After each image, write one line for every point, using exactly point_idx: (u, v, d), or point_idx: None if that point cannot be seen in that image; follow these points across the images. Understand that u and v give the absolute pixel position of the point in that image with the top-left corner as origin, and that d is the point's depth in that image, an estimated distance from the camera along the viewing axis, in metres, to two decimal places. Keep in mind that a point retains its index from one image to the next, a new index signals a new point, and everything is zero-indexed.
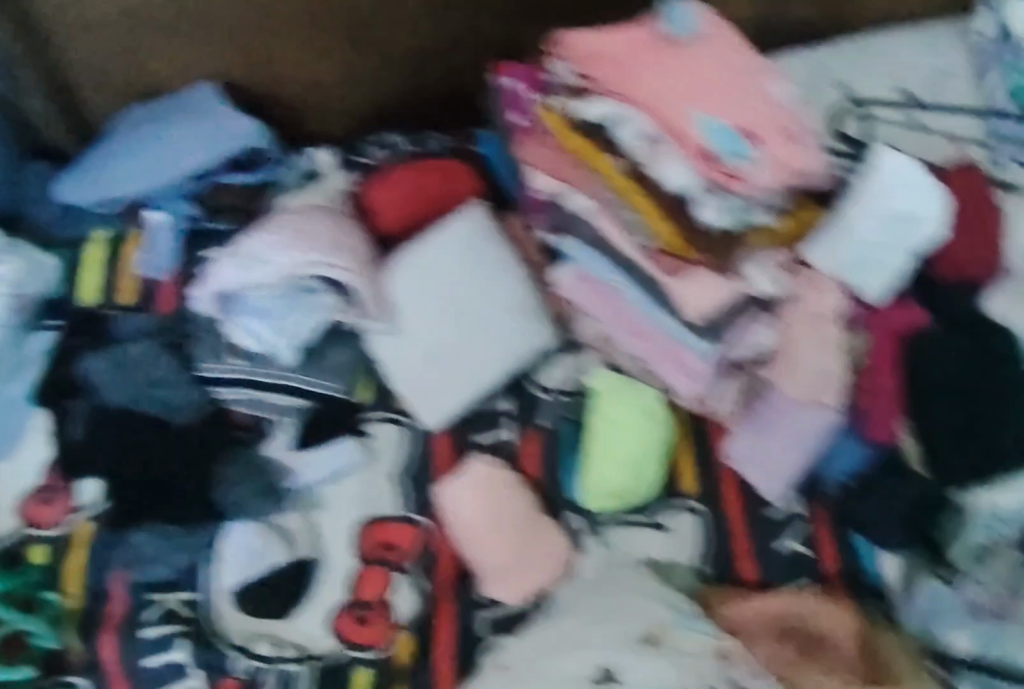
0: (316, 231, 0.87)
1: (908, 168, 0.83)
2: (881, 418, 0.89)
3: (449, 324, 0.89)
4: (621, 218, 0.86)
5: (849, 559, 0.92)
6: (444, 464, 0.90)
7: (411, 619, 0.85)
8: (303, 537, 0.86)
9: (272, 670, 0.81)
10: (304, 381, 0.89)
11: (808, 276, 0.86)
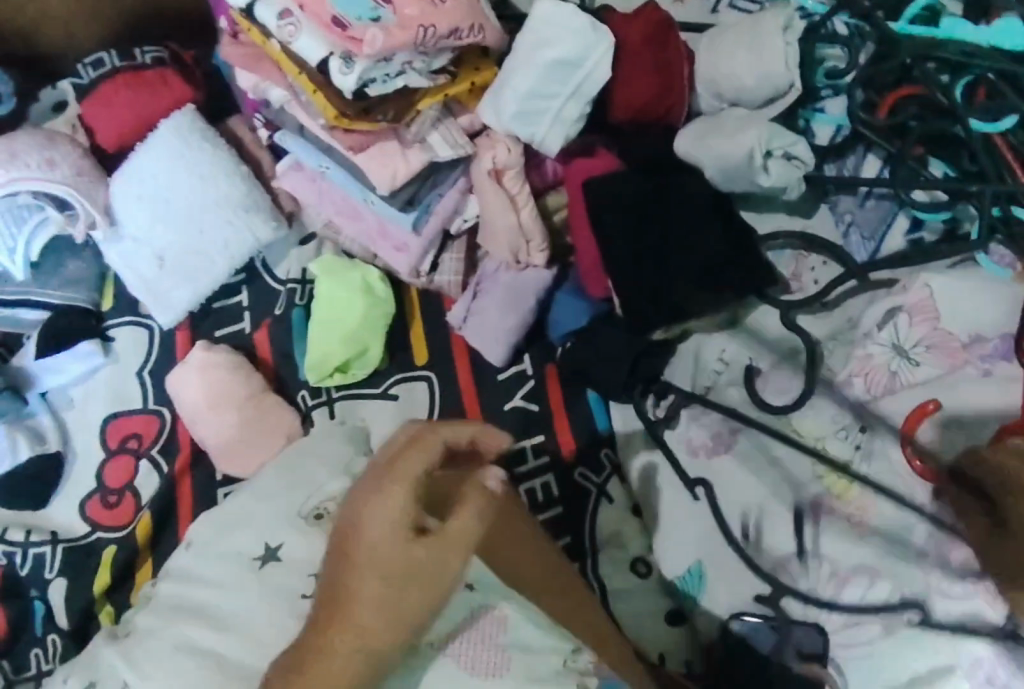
0: (26, 149, 0.91)
1: (563, 12, 0.84)
2: (590, 269, 0.92)
3: (171, 221, 0.94)
4: (304, 102, 0.89)
5: (581, 413, 0.95)
6: (181, 352, 0.95)
7: (151, 501, 0.90)
8: (52, 433, 0.92)
9: (23, 553, 0.89)
10: (41, 294, 0.94)
11: (485, 138, 0.89)
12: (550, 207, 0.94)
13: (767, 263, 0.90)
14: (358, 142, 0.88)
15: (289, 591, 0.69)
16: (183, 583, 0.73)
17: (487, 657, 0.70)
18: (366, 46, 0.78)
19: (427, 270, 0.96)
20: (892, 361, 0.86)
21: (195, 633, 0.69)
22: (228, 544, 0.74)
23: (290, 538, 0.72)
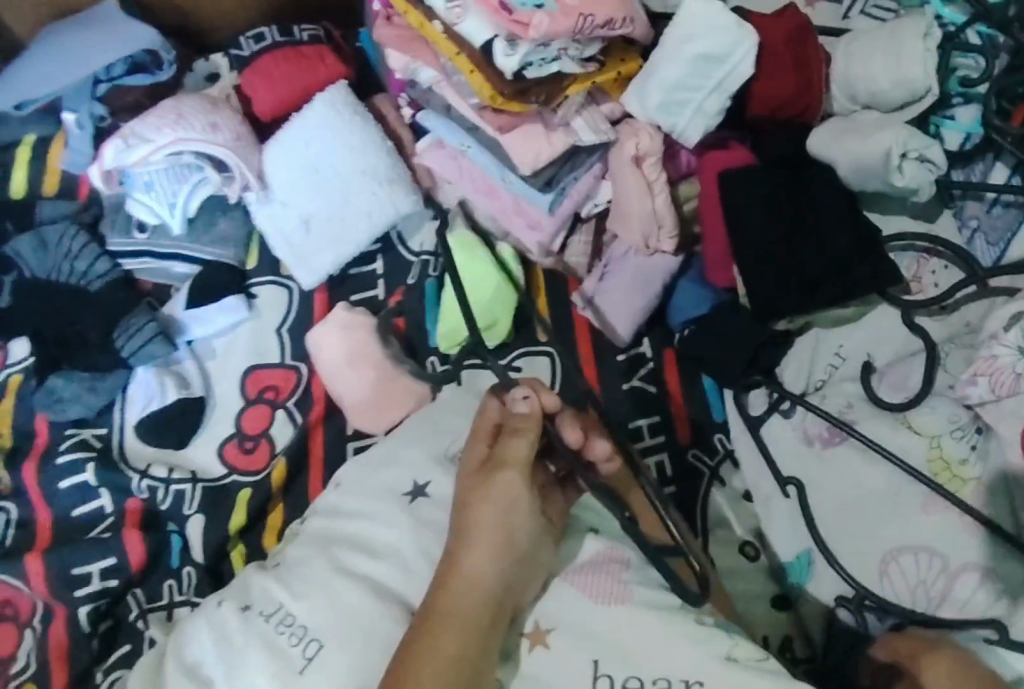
0: (193, 112, 0.98)
1: (712, 8, 0.88)
2: (717, 258, 0.95)
3: (320, 188, 1.00)
4: (457, 82, 0.94)
5: (697, 399, 0.99)
6: (319, 312, 1.01)
7: (286, 447, 0.95)
8: (197, 378, 0.98)
9: (165, 488, 0.94)
10: (194, 250, 1.00)
11: (627, 125, 0.93)
12: (682, 196, 0.98)
13: (892, 263, 0.91)
14: (507, 122, 0.93)
15: (439, 524, 0.78)
16: (337, 517, 0.80)
17: (612, 589, 0.74)
18: (532, 30, 0.83)
19: (556, 249, 1.01)
20: (1017, 363, 0.81)
21: (353, 560, 0.76)
22: (382, 479, 0.81)
23: (437, 477, 0.80)
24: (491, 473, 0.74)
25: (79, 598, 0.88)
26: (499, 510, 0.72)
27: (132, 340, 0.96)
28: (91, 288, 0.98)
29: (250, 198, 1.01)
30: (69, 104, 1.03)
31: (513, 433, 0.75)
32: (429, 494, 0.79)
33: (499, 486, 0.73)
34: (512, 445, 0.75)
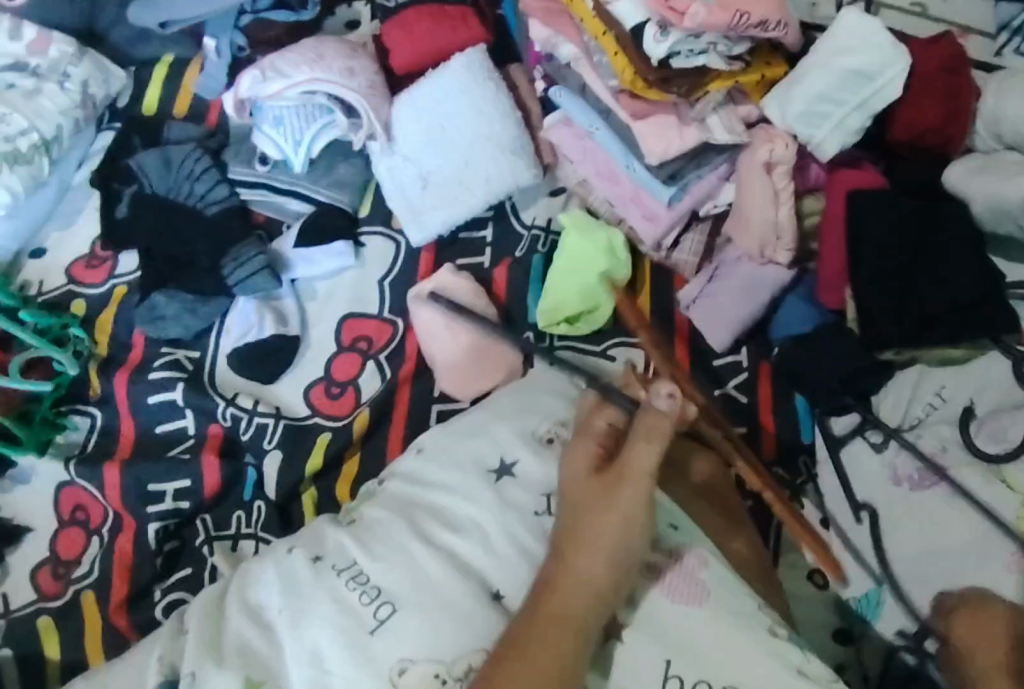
0: (331, 55, 0.99)
1: (865, 24, 0.86)
2: (829, 281, 0.94)
3: (443, 146, 1.00)
4: (597, 62, 0.94)
5: (786, 417, 0.97)
6: (423, 270, 1.00)
7: (371, 399, 0.94)
8: (295, 317, 0.98)
9: (247, 419, 0.93)
10: (312, 189, 1.01)
11: (762, 131, 0.91)
12: (805, 210, 0.96)
13: (1012, 312, 0.88)
14: (642, 109, 0.92)
15: (525, 506, 0.75)
16: (419, 484, 0.79)
17: (689, 589, 0.73)
18: (687, 19, 0.82)
19: (667, 246, 1.01)
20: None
21: (434, 528, 0.75)
22: (471, 447, 0.80)
23: (525, 456, 0.78)
24: (615, 489, 0.68)
25: (151, 514, 0.89)
26: (624, 512, 0.67)
27: (239, 270, 0.96)
28: (206, 211, 1.00)
29: (373, 148, 1.01)
30: (211, 31, 1.07)
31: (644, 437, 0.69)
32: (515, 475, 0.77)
33: (626, 498, 0.67)
34: (641, 454, 0.68)
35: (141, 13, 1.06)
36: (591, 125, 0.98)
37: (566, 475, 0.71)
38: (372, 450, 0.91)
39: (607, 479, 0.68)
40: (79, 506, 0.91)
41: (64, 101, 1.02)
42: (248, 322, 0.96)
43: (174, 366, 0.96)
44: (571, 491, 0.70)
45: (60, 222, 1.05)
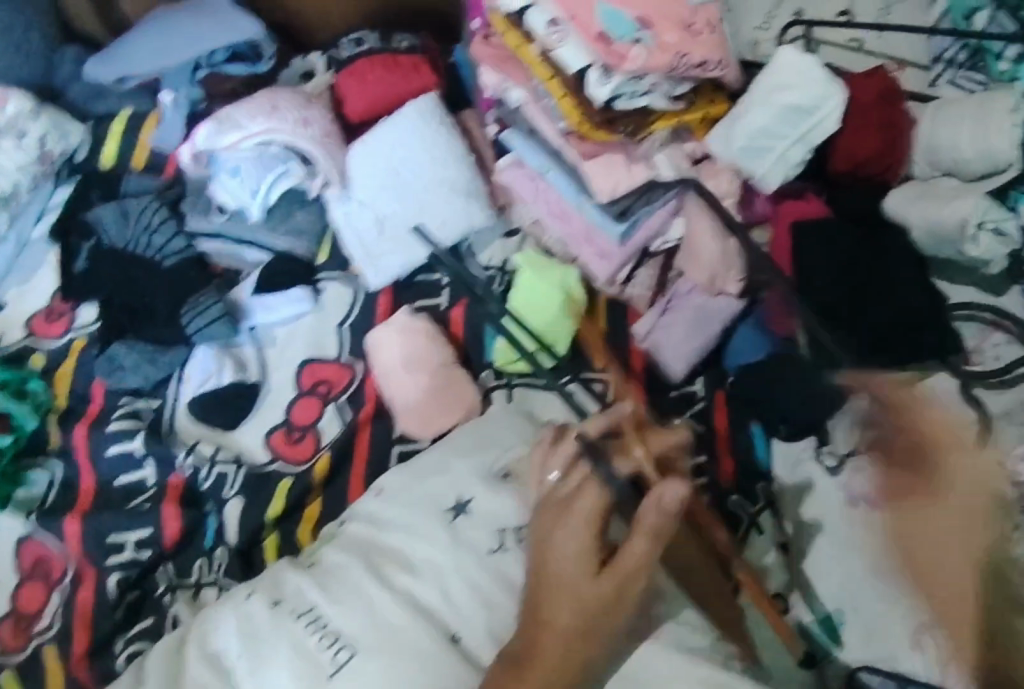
0: (286, 105, 1.01)
1: (802, 60, 0.89)
2: (780, 309, 0.96)
3: (398, 191, 1.01)
4: (546, 105, 0.96)
5: (743, 445, 0.99)
6: (382, 313, 1.01)
7: (331, 443, 0.94)
8: (254, 364, 0.99)
9: (208, 467, 0.93)
10: (269, 237, 1.03)
11: (708, 165, 0.94)
12: (755, 241, 0.98)
13: (954, 335, 0.90)
14: (591, 149, 0.94)
15: (480, 546, 0.75)
16: (376, 527, 0.79)
17: (645, 624, 0.73)
18: (627, 61, 0.84)
19: (622, 281, 1.02)
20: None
21: (391, 571, 0.75)
22: (429, 487, 0.80)
23: (481, 495, 0.78)
24: (619, 596, 0.62)
25: (110, 565, 0.88)
26: (626, 610, 0.63)
27: (197, 317, 0.98)
28: (164, 262, 1.01)
29: (330, 194, 1.02)
30: (169, 84, 1.10)
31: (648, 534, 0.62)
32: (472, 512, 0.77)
33: (628, 599, 0.63)
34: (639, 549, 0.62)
35: (102, 69, 1.09)
36: (545, 165, 1.00)
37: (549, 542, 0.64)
38: (333, 494, 0.92)
39: (612, 586, 0.62)
40: (38, 561, 0.89)
41: (21, 157, 1.04)
42: (207, 370, 0.97)
43: (133, 416, 0.96)
44: (551, 564, 0.63)
45: (18, 276, 1.05)
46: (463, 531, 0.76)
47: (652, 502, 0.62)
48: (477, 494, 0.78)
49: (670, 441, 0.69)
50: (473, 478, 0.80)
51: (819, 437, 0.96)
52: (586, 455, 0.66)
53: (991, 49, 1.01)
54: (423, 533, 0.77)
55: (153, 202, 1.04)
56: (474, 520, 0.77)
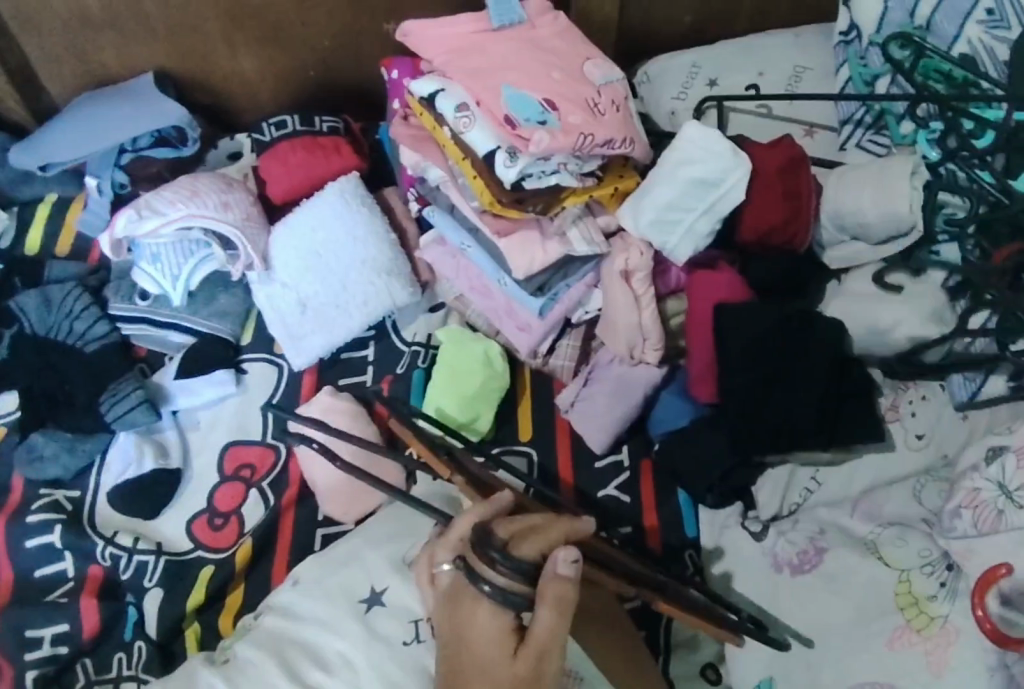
0: (207, 191, 1.02)
1: (708, 136, 0.91)
2: (700, 375, 0.96)
3: (318, 273, 1.02)
4: (461, 184, 0.98)
5: (670, 512, 0.99)
6: (306, 392, 1.03)
7: (253, 529, 0.95)
8: (176, 450, 1.00)
9: (128, 558, 0.94)
10: (191, 321, 1.03)
11: (620, 239, 0.96)
12: (670, 311, 1.00)
13: (875, 418, 0.93)
14: (505, 227, 0.96)
15: (392, 636, 0.77)
16: (289, 619, 0.81)
17: None
18: (531, 145, 0.86)
19: (544, 352, 1.04)
20: (996, 498, 0.79)
21: (302, 667, 0.77)
22: (340, 578, 0.82)
23: (394, 585, 0.80)
24: (539, 671, 0.59)
25: (29, 661, 0.87)
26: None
27: (116, 407, 0.97)
28: (86, 349, 1.01)
29: (252, 277, 1.03)
30: (92, 170, 1.10)
31: (548, 604, 0.59)
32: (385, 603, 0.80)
33: (549, 674, 0.60)
34: (541, 621, 0.59)
35: (23, 156, 1.09)
36: (464, 241, 1.01)
37: (457, 612, 0.61)
38: (256, 580, 0.93)
39: (529, 664, 0.59)
40: None
41: None
42: (127, 458, 0.98)
43: (54, 508, 0.95)
44: (459, 630, 0.61)
45: None
46: (376, 624, 0.78)
47: (550, 576, 0.59)
48: (389, 582, 0.81)
49: (563, 531, 0.62)
50: (383, 567, 0.82)
51: (743, 503, 0.97)
52: (482, 539, 0.60)
53: (892, 115, 1.02)
54: (337, 626, 0.79)
55: (73, 288, 1.03)
56: (388, 609, 0.79)
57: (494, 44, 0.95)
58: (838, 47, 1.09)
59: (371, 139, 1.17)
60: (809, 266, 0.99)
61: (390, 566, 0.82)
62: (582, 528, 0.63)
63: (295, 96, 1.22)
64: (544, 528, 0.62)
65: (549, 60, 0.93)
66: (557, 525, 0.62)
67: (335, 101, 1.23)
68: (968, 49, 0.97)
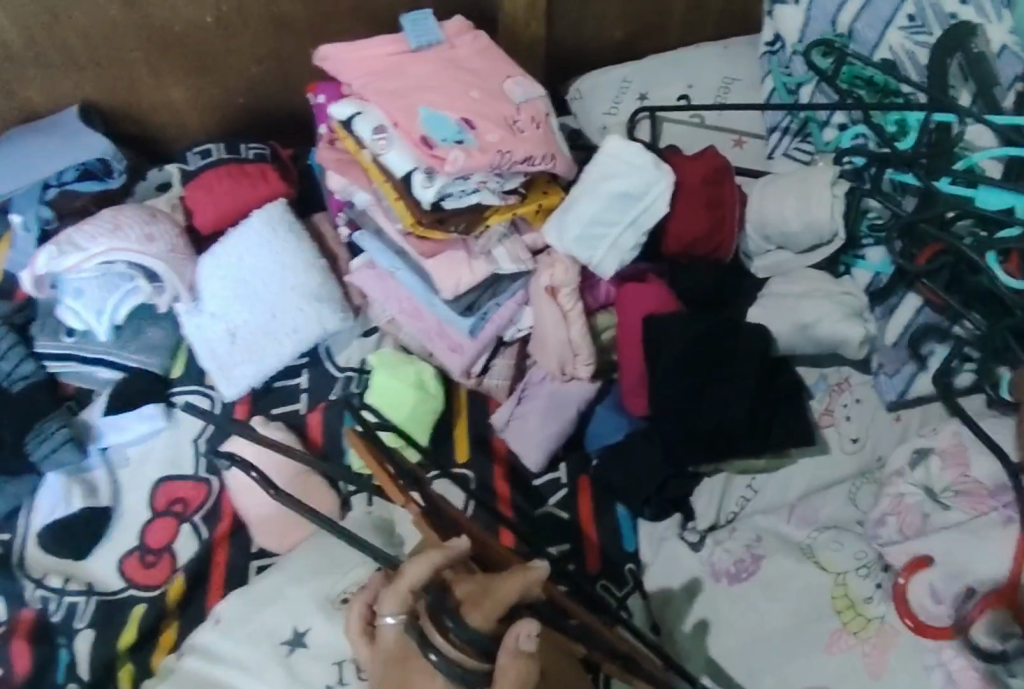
0: (130, 223, 1.01)
1: (630, 150, 0.92)
2: (633, 387, 0.96)
3: (248, 302, 1.02)
4: (386, 206, 0.98)
5: (608, 527, 0.99)
6: (238, 423, 1.02)
7: (186, 563, 0.94)
8: (105, 487, 0.98)
9: (57, 599, 0.92)
10: (117, 355, 1.02)
11: (547, 256, 0.96)
12: (600, 325, 1.00)
13: (808, 423, 0.93)
14: (430, 249, 0.95)
15: (316, 680, 0.78)
16: (215, 662, 0.81)
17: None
18: (448, 164, 0.86)
19: (477, 372, 1.03)
20: (922, 503, 0.82)
21: None
22: (264, 620, 0.82)
23: (316, 624, 0.80)
24: None
25: None
26: None
27: (44, 446, 0.96)
28: (12, 389, 0.99)
29: (179, 307, 1.02)
30: (16, 206, 1.09)
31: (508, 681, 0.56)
32: (305, 645, 0.80)
33: None
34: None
35: None
36: (393, 261, 1.01)
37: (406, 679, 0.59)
38: (190, 616, 0.91)
39: None
40: None
41: None
42: (55, 498, 0.96)
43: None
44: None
45: None
46: (298, 667, 0.79)
47: (509, 651, 0.56)
48: (313, 623, 0.80)
49: (517, 589, 0.58)
50: (306, 609, 0.81)
51: (682, 514, 0.96)
52: (436, 602, 0.59)
53: (816, 121, 1.03)
54: (261, 669, 0.80)
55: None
56: (308, 652, 0.79)
57: (413, 66, 0.94)
58: (764, 57, 1.09)
59: (302, 163, 1.17)
60: (737, 276, 1.00)
61: (316, 606, 0.81)
62: (537, 581, 0.59)
63: (229, 124, 1.21)
64: (494, 585, 0.58)
65: (469, 80, 0.93)
66: (508, 581, 0.58)
67: (267, 127, 1.23)
68: (890, 54, 0.98)
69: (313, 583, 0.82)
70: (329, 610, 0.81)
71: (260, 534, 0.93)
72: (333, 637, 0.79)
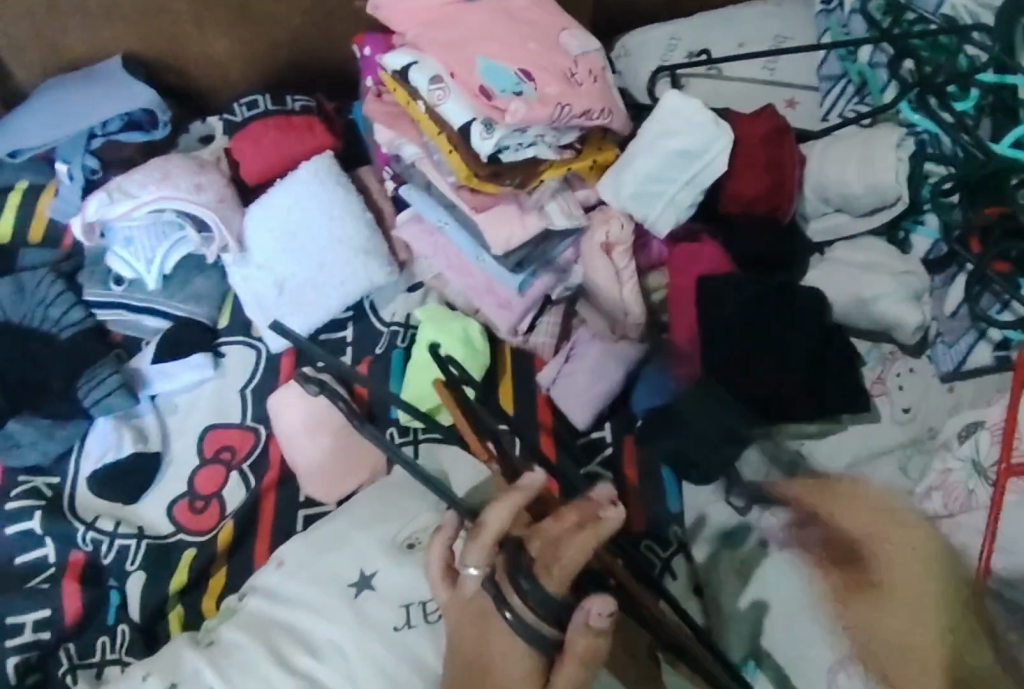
0: (179, 172, 1.01)
1: (690, 105, 0.90)
2: (684, 349, 0.95)
3: (296, 252, 1.01)
4: (437, 159, 0.96)
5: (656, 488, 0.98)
6: (286, 374, 1.01)
7: (235, 510, 0.94)
8: (155, 435, 0.99)
9: (109, 542, 0.93)
10: (166, 304, 1.02)
11: (600, 212, 0.95)
12: (651, 286, 1.00)
13: (860, 388, 0.92)
14: (483, 203, 0.94)
15: (383, 622, 0.77)
16: (273, 603, 0.81)
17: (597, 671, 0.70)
18: (508, 115, 0.85)
19: (524, 330, 1.03)
20: (969, 477, 0.82)
21: (289, 649, 0.77)
22: (328, 563, 0.82)
23: (384, 568, 0.80)
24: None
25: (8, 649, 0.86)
26: None
27: (97, 389, 0.96)
28: (61, 334, 1.00)
29: (228, 257, 1.01)
30: (61, 155, 1.07)
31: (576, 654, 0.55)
32: (370, 590, 0.79)
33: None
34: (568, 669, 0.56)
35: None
36: (441, 217, 1.00)
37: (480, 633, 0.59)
38: (240, 562, 0.92)
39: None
40: None
41: None
42: (106, 442, 0.97)
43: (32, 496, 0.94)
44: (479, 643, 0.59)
45: None
46: (365, 610, 0.78)
47: (581, 625, 0.55)
48: (380, 567, 0.80)
49: (589, 552, 0.55)
50: (373, 553, 0.81)
51: (730, 477, 0.93)
52: (513, 562, 0.57)
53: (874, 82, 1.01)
54: (321, 609, 0.80)
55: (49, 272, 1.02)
56: (375, 594, 0.79)
57: (467, 16, 0.92)
58: (820, 17, 1.09)
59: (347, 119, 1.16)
60: (794, 237, 0.97)
61: (381, 552, 0.81)
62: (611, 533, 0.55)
63: (273, 78, 1.20)
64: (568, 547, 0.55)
65: (523, 31, 0.91)
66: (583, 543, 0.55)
67: (310, 84, 1.22)
68: (951, 13, 0.96)
69: (381, 529, 0.83)
70: (397, 556, 0.81)
71: (309, 483, 0.93)
72: (403, 582, 0.79)
